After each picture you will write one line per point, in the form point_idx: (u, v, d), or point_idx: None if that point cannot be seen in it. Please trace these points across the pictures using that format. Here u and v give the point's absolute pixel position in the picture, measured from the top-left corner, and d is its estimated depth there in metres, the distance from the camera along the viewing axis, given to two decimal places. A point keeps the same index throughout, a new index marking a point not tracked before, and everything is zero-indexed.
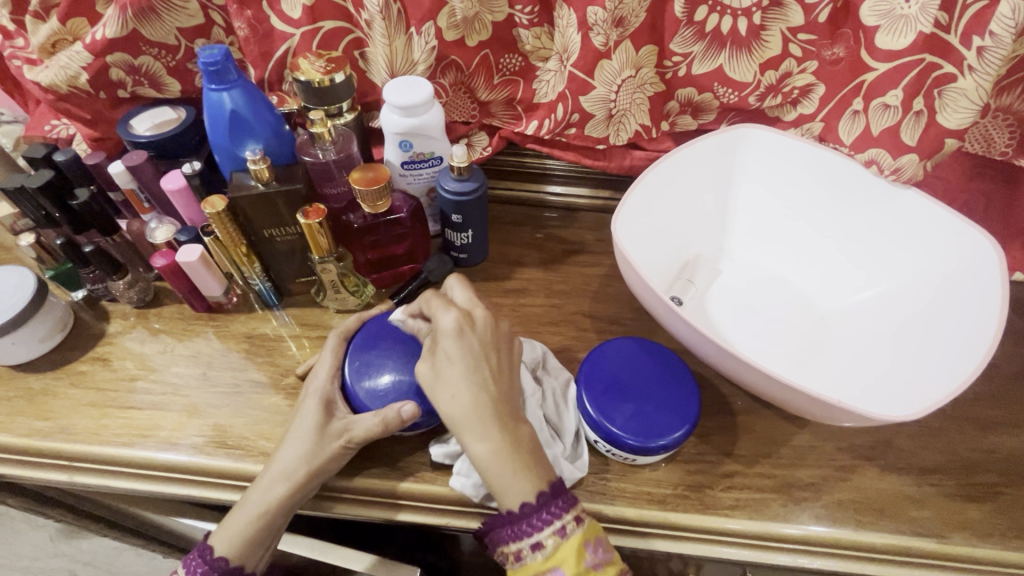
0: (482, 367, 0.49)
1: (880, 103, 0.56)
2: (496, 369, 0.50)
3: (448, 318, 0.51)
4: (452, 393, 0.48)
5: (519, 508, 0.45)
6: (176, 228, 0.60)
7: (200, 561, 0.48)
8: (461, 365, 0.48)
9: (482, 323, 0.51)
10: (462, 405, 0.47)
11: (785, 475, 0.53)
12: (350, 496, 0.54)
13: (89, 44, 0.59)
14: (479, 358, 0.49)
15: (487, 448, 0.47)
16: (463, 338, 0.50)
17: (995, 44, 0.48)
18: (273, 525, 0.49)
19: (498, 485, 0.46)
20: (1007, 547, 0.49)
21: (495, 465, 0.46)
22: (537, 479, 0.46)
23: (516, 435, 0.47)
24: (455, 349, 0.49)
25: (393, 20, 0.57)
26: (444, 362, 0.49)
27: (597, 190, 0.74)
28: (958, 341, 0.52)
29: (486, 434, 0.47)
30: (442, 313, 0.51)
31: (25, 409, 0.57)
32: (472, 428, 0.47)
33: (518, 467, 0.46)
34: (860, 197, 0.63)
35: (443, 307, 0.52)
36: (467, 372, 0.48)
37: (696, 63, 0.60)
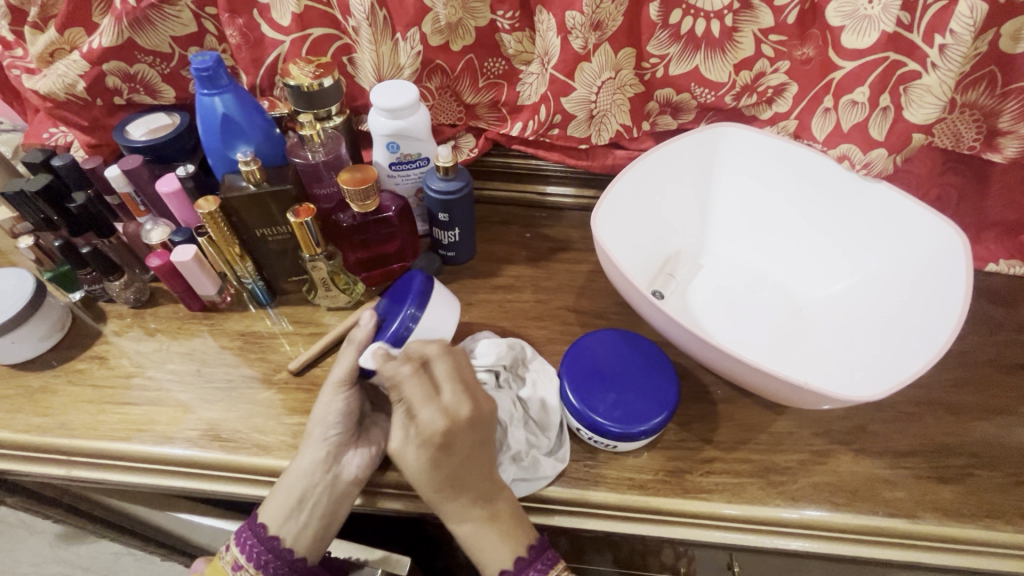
0: (460, 462, 0.49)
1: (848, 100, 0.58)
2: (477, 457, 0.49)
3: (428, 420, 0.48)
4: (427, 482, 0.49)
5: (500, 574, 0.48)
6: (171, 229, 0.63)
7: (251, 534, 0.51)
8: (439, 463, 0.48)
9: (464, 421, 0.48)
10: (439, 489, 0.49)
11: (763, 460, 0.54)
12: (386, 490, 0.55)
13: (86, 52, 0.61)
14: (455, 456, 0.48)
15: (466, 526, 0.49)
16: (449, 440, 0.48)
17: (955, 42, 0.51)
18: (308, 485, 0.51)
19: (477, 556, 0.49)
20: (978, 526, 0.51)
21: (473, 540, 0.49)
22: (516, 546, 0.49)
23: (501, 509, 0.50)
24: (430, 451, 0.48)
25: (379, 26, 0.60)
26: (420, 457, 0.49)
27: (582, 189, 0.76)
28: (926, 328, 0.54)
29: (465, 514, 0.49)
30: (421, 412, 0.48)
31: (24, 406, 0.59)
32: (452, 506, 0.50)
33: (501, 534, 0.49)
34: (836, 192, 0.65)
35: (422, 405, 0.49)
36: (445, 470, 0.49)
37: (673, 64, 0.62)
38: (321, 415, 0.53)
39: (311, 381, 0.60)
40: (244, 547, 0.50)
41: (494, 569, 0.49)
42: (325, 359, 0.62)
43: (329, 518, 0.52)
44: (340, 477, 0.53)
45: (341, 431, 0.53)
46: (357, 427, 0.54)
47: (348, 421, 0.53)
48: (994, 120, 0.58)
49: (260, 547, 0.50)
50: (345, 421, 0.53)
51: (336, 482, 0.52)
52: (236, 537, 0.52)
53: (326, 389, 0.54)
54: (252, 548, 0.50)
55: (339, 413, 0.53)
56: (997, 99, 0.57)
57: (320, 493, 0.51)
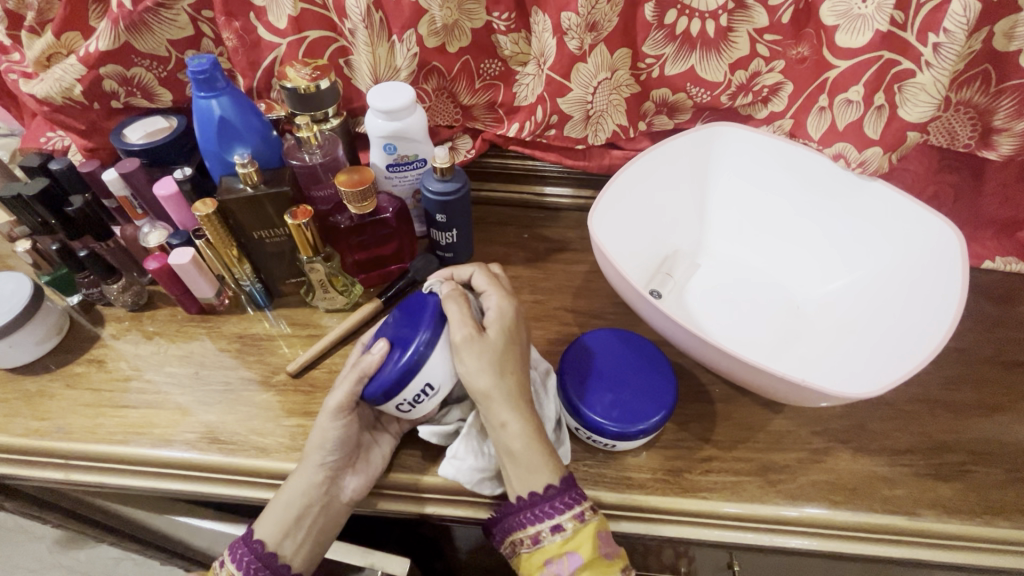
0: (522, 352, 0.53)
1: (844, 99, 0.58)
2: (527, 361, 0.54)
3: (506, 301, 0.54)
4: (495, 368, 0.50)
5: (547, 486, 0.48)
6: (169, 232, 0.63)
7: (246, 550, 0.51)
8: (509, 347, 0.51)
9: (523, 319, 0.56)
10: (503, 381, 0.50)
11: (762, 458, 0.55)
12: (387, 491, 0.55)
13: (83, 56, 0.61)
14: (521, 343, 0.53)
15: (520, 426, 0.49)
16: (517, 322, 0.54)
17: (949, 41, 0.51)
18: (305, 505, 0.52)
19: (528, 461, 0.48)
20: (976, 523, 0.51)
21: (527, 442, 0.49)
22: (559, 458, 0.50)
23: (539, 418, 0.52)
24: (504, 327, 0.52)
25: (375, 29, 0.60)
26: (495, 337, 0.51)
27: (580, 189, 0.76)
28: (923, 324, 0.54)
29: (522, 413, 0.50)
30: (497, 296, 0.54)
31: (21, 410, 0.59)
32: (508, 401, 0.49)
33: (545, 442, 0.50)
34: (832, 190, 0.65)
35: (499, 291, 0.55)
36: (512, 354, 0.52)
37: (669, 64, 0.62)
38: (319, 439, 0.52)
39: (310, 382, 0.60)
40: (236, 558, 0.50)
41: (543, 479, 0.48)
42: (323, 361, 0.62)
43: (327, 531, 0.53)
44: (336, 497, 0.53)
45: (338, 456, 0.52)
46: (354, 449, 0.53)
47: (345, 447, 0.52)
48: (989, 117, 0.58)
49: (258, 566, 0.50)
50: (341, 448, 0.52)
51: (332, 502, 0.53)
52: (230, 550, 0.51)
53: (324, 414, 0.52)
54: (246, 565, 0.50)
55: (336, 440, 0.52)
56: (991, 98, 0.57)
57: (315, 513, 0.52)
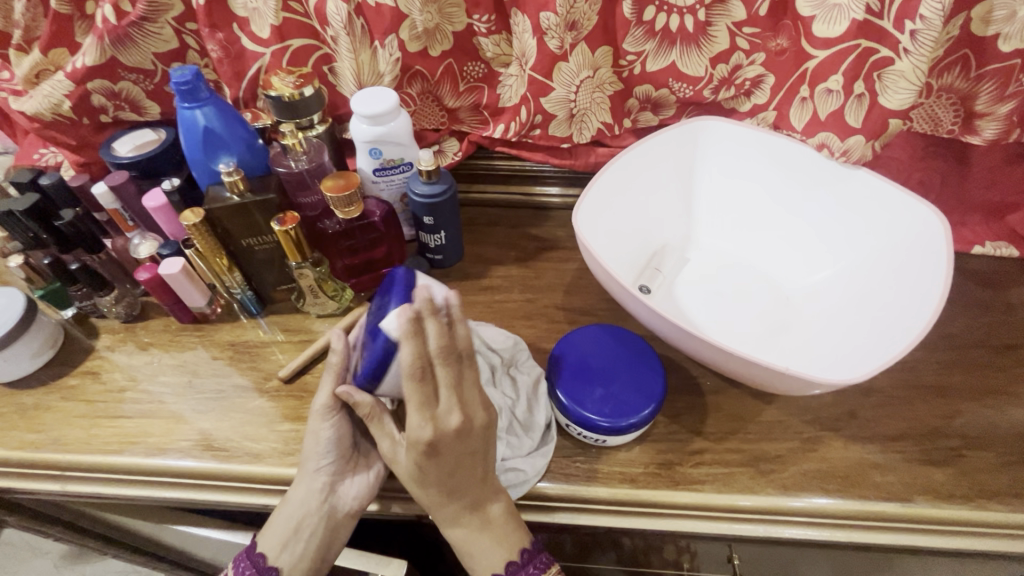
0: (448, 472, 0.47)
1: (824, 88, 0.58)
2: (463, 467, 0.48)
3: (418, 428, 0.45)
4: (419, 484, 0.49)
5: (490, 573, 0.49)
6: (159, 242, 0.64)
7: (250, 562, 0.51)
8: (428, 469, 0.47)
9: (454, 433, 0.46)
10: (428, 491, 0.49)
11: (753, 449, 0.55)
12: (396, 494, 0.55)
13: (70, 72, 0.62)
14: (445, 465, 0.47)
15: (455, 529, 0.49)
16: (437, 448, 0.46)
17: (926, 27, 0.51)
18: (304, 514, 0.52)
19: (467, 558, 0.50)
20: (969, 507, 0.50)
21: (462, 542, 0.49)
22: (503, 552, 0.49)
23: (490, 515, 0.50)
24: (425, 450, 0.46)
25: (358, 35, 0.61)
26: (412, 460, 0.47)
27: (568, 188, 0.76)
28: (907, 309, 0.55)
29: (455, 518, 0.49)
30: (412, 417, 0.45)
31: (17, 423, 0.59)
32: (443, 506, 0.49)
33: (487, 544, 0.49)
34: (818, 179, 0.65)
35: (416, 410, 0.45)
36: (432, 475, 0.48)
37: (649, 60, 0.63)
38: (312, 445, 0.53)
39: (302, 387, 0.61)
40: (241, 572, 0.51)
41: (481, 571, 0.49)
42: (315, 365, 0.63)
43: (328, 542, 0.53)
44: (335, 506, 0.53)
45: (334, 461, 0.53)
46: (349, 454, 0.54)
47: (340, 451, 0.53)
48: (972, 102, 0.58)
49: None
50: (337, 451, 0.53)
51: (332, 511, 0.53)
52: (235, 564, 0.52)
53: (314, 416, 0.53)
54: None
55: (329, 442, 0.52)
56: (973, 82, 0.57)
57: (317, 521, 0.52)
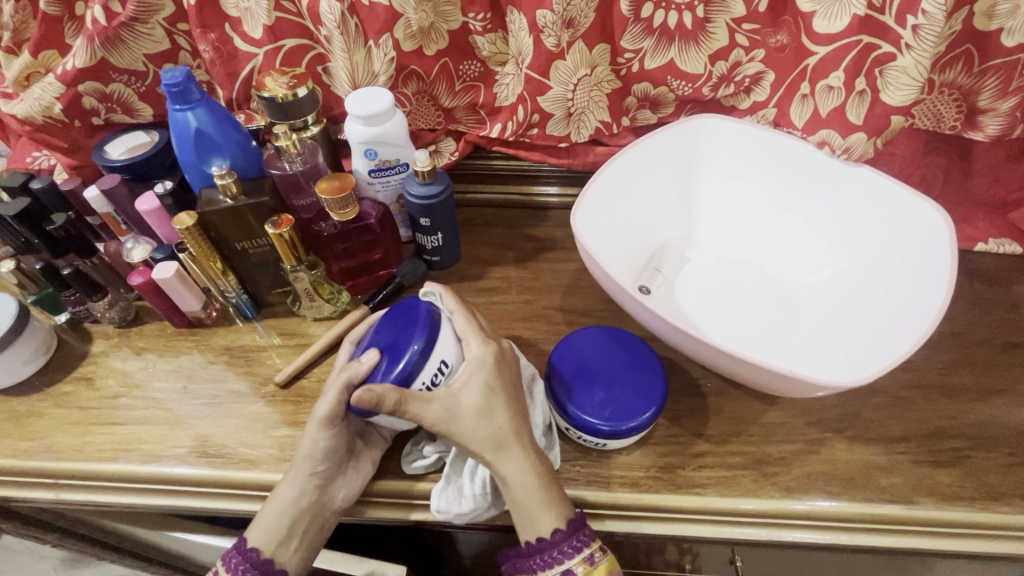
0: (513, 398, 0.50)
1: (824, 85, 0.57)
2: (520, 397, 0.51)
3: (484, 346, 0.51)
4: (486, 422, 0.48)
5: (553, 534, 0.47)
6: (152, 246, 0.63)
7: (242, 557, 0.50)
8: (496, 394, 0.49)
9: (509, 353, 0.53)
10: (496, 432, 0.49)
11: (755, 451, 0.54)
12: (376, 499, 0.55)
13: (60, 74, 0.61)
14: (509, 388, 0.51)
15: (522, 474, 0.48)
16: (501, 365, 0.51)
17: (928, 22, 0.50)
18: (298, 513, 0.51)
19: (539, 508, 0.47)
20: (974, 509, 0.50)
21: (528, 492, 0.48)
22: (567, 500, 0.49)
23: (547, 460, 0.50)
24: (494, 369, 0.50)
25: (351, 35, 0.60)
26: (479, 390, 0.49)
27: (566, 187, 0.75)
28: (912, 308, 0.54)
29: (523, 458, 0.49)
30: (473, 341, 0.51)
31: (10, 430, 0.59)
32: (506, 451, 0.49)
33: (552, 485, 0.49)
34: (819, 177, 0.64)
35: (475, 336, 0.51)
36: (499, 406, 0.49)
37: (648, 58, 0.62)
38: (306, 450, 0.51)
39: (298, 392, 0.60)
40: (231, 568, 0.50)
41: (545, 527, 0.47)
42: (312, 369, 0.62)
43: (319, 538, 0.53)
44: (328, 504, 0.52)
45: (329, 465, 0.51)
46: (345, 456, 0.53)
47: (336, 455, 0.52)
48: (974, 98, 0.58)
49: (252, 571, 0.49)
50: (332, 456, 0.51)
51: (323, 510, 0.52)
52: (223, 561, 0.51)
53: (313, 423, 0.51)
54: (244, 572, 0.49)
55: (326, 450, 0.51)
56: (975, 78, 0.56)
57: (310, 520, 0.52)
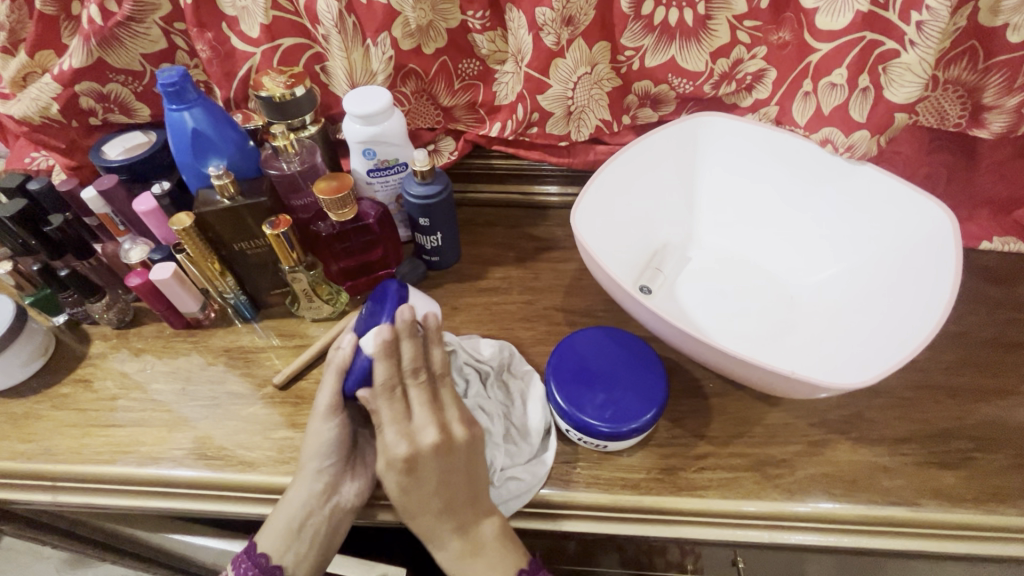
0: (432, 493, 0.48)
1: (828, 82, 0.57)
2: (446, 487, 0.48)
3: (394, 444, 0.48)
4: (406, 510, 0.49)
5: None
6: (150, 248, 0.62)
7: (251, 563, 0.50)
8: (409, 492, 0.48)
9: (430, 446, 0.48)
10: (418, 519, 0.49)
11: (758, 453, 0.53)
12: (385, 501, 0.54)
13: (57, 74, 0.61)
14: (424, 483, 0.48)
15: (447, 555, 0.49)
16: (415, 464, 0.48)
17: (932, 18, 0.49)
18: (308, 514, 0.51)
19: None
20: (980, 510, 0.49)
21: (455, 571, 0.48)
22: (504, 571, 0.47)
23: (485, 537, 0.48)
24: (404, 467, 0.48)
25: (349, 33, 0.59)
26: (394, 482, 0.48)
27: (567, 186, 0.75)
28: (916, 307, 0.53)
29: (447, 542, 0.48)
30: (388, 432, 0.49)
31: (8, 432, 0.58)
32: (431, 535, 0.49)
33: (484, 562, 0.47)
34: (821, 175, 0.63)
35: (390, 426, 0.49)
36: (417, 496, 0.48)
37: (648, 55, 0.61)
38: (314, 444, 0.52)
39: (297, 394, 0.60)
40: (240, 572, 0.50)
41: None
42: (312, 370, 0.62)
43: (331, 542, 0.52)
44: (338, 505, 0.52)
45: (336, 461, 0.52)
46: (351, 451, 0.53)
47: (343, 448, 0.52)
48: (979, 95, 0.57)
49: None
50: (339, 450, 0.52)
51: (334, 511, 0.51)
52: (234, 565, 0.51)
53: (315, 417, 0.52)
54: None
55: (333, 441, 0.52)
56: (980, 75, 0.56)
57: (321, 521, 0.51)
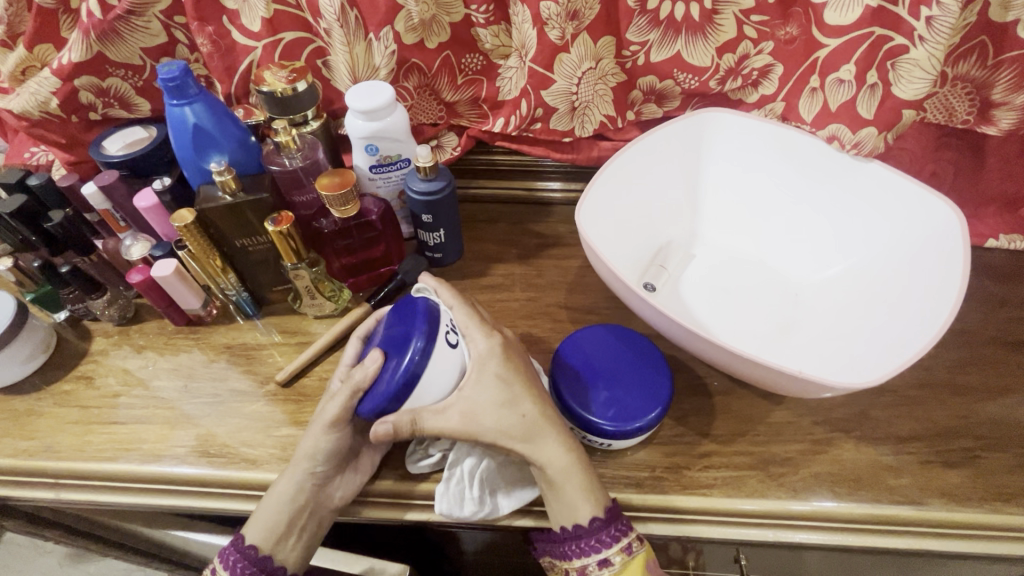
0: (532, 384, 0.51)
1: (835, 78, 0.56)
2: (538, 384, 0.52)
3: (489, 338, 0.51)
4: (513, 409, 0.48)
5: (590, 523, 0.47)
6: (151, 243, 0.62)
7: (239, 555, 0.49)
8: (518, 377, 0.50)
9: (513, 338, 0.54)
10: (527, 417, 0.49)
11: (762, 451, 0.53)
12: (372, 499, 0.54)
13: (57, 68, 0.60)
14: (524, 370, 0.51)
15: (560, 459, 0.48)
16: (511, 351, 0.51)
17: (942, 13, 0.49)
18: (295, 512, 0.50)
19: (578, 494, 0.47)
20: (984, 510, 0.49)
21: (571, 475, 0.48)
22: (603, 483, 0.49)
23: (578, 440, 0.51)
24: (507, 353, 0.51)
25: (351, 26, 0.58)
26: (503, 371, 0.49)
27: (570, 182, 0.74)
28: (924, 304, 0.53)
29: (556, 443, 0.49)
30: (478, 334, 0.51)
31: (10, 430, 0.58)
32: (542, 437, 0.48)
33: (588, 465, 0.49)
34: (828, 173, 0.63)
35: (479, 326, 0.51)
36: (522, 391, 0.49)
37: (654, 51, 0.61)
38: (308, 449, 0.50)
39: (299, 391, 0.59)
40: (229, 565, 0.49)
41: (584, 516, 0.47)
42: (314, 368, 0.61)
43: (316, 537, 0.52)
44: (325, 503, 0.52)
45: (328, 466, 0.51)
46: (345, 458, 0.52)
47: (336, 457, 0.51)
48: (987, 92, 0.56)
49: (251, 569, 0.49)
50: (333, 458, 0.51)
51: (321, 508, 0.51)
52: (221, 557, 0.50)
53: (318, 425, 0.51)
54: (240, 571, 0.49)
55: (328, 451, 0.51)
56: (990, 71, 0.55)
57: (308, 519, 0.51)
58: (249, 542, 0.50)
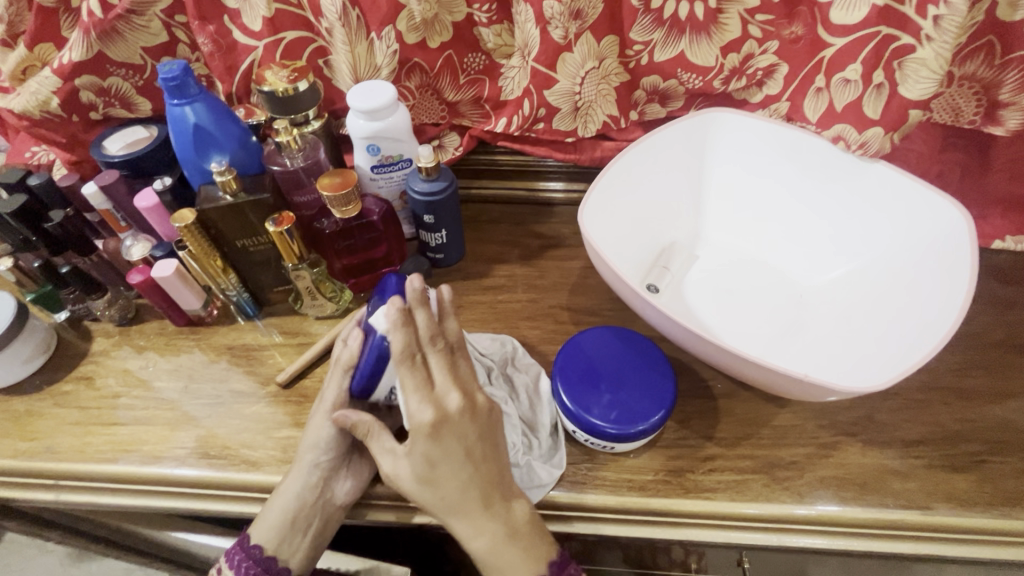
0: (463, 466, 0.45)
1: (841, 78, 0.55)
2: (477, 460, 0.46)
3: (419, 411, 0.44)
4: (436, 490, 0.45)
5: None
6: (152, 244, 0.62)
7: (244, 555, 0.49)
8: (439, 461, 0.45)
9: (457, 411, 0.45)
10: (448, 497, 0.45)
11: (767, 455, 0.53)
12: (378, 501, 0.54)
13: (58, 68, 0.60)
14: (456, 451, 0.45)
15: (481, 542, 0.45)
16: (442, 431, 0.44)
17: (950, 12, 0.48)
18: (300, 510, 0.50)
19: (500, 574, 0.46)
20: (991, 515, 0.49)
21: (489, 559, 0.46)
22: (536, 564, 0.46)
23: (518, 519, 0.46)
24: (437, 430, 0.44)
25: (353, 26, 0.58)
26: (428, 448, 0.45)
27: (573, 183, 0.74)
28: (930, 307, 0.53)
29: (482, 526, 0.45)
30: (411, 401, 0.45)
31: (10, 431, 0.58)
32: (460, 519, 0.46)
33: (520, 550, 0.46)
34: (832, 173, 0.62)
35: (413, 394, 0.45)
36: (445, 471, 0.45)
37: (657, 50, 0.60)
38: (313, 439, 0.52)
39: (300, 392, 0.59)
40: (234, 566, 0.49)
41: None
42: (315, 369, 0.61)
43: (323, 538, 0.52)
44: (330, 501, 0.51)
45: (332, 457, 0.52)
46: (348, 451, 0.53)
47: (339, 447, 0.52)
48: (995, 92, 0.56)
49: (255, 569, 0.49)
50: (337, 447, 0.52)
51: (326, 507, 0.51)
52: (227, 559, 0.50)
53: (320, 412, 0.53)
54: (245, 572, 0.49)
55: (331, 439, 0.52)
56: (997, 70, 0.54)
57: (312, 517, 0.51)
58: (255, 541, 0.50)
